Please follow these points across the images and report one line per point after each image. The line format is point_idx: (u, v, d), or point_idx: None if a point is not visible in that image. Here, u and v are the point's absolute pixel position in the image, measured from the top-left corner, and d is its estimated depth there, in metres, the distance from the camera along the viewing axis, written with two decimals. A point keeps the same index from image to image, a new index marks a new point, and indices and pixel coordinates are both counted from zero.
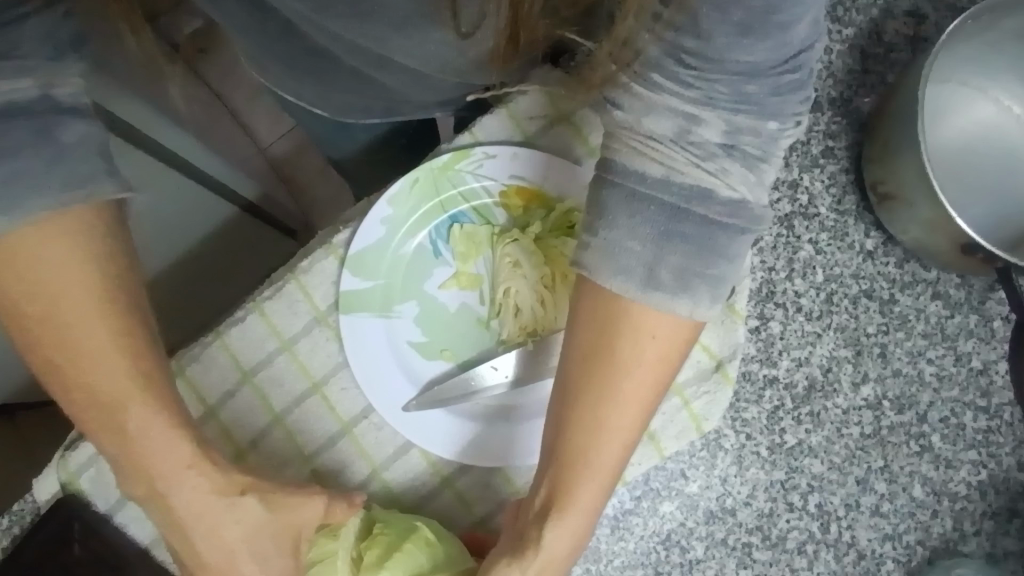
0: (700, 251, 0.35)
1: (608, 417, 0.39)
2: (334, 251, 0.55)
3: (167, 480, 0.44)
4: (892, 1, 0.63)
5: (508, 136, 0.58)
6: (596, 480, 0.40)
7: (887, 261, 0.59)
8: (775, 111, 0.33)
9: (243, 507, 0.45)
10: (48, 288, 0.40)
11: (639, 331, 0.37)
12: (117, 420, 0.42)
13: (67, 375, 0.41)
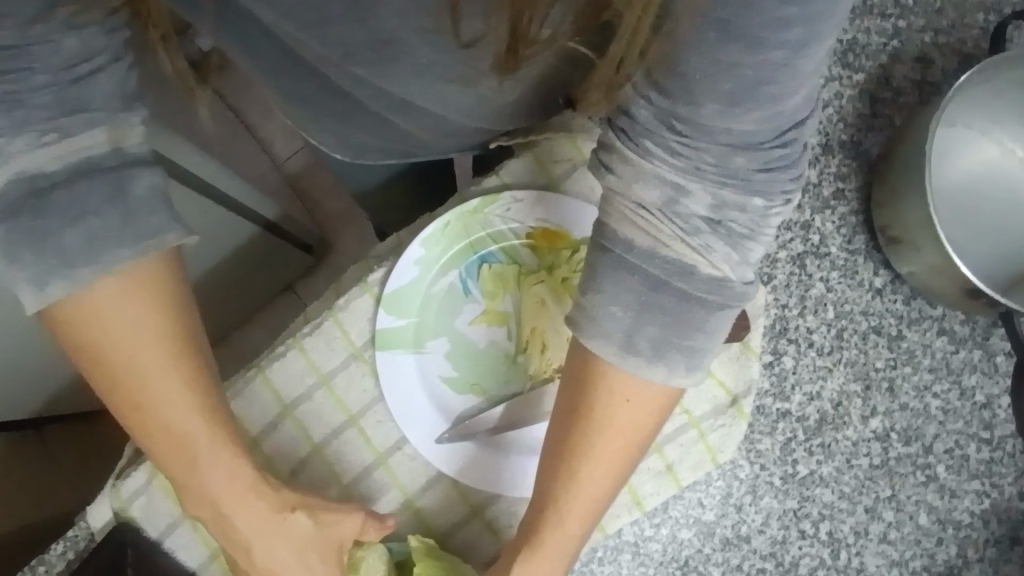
0: (676, 323, 0.38)
1: (586, 473, 0.43)
2: (369, 289, 0.58)
3: (231, 503, 0.48)
4: (900, 48, 0.65)
5: (532, 179, 0.61)
6: (575, 512, 0.45)
7: (895, 298, 0.62)
8: (762, 188, 0.35)
9: (303, 521, 0.49)
10: (122, 339, 0.43)
11: (615, 392, 0.41)
12: (189, 448, 0.45)
13: (141, 417, 0.45)
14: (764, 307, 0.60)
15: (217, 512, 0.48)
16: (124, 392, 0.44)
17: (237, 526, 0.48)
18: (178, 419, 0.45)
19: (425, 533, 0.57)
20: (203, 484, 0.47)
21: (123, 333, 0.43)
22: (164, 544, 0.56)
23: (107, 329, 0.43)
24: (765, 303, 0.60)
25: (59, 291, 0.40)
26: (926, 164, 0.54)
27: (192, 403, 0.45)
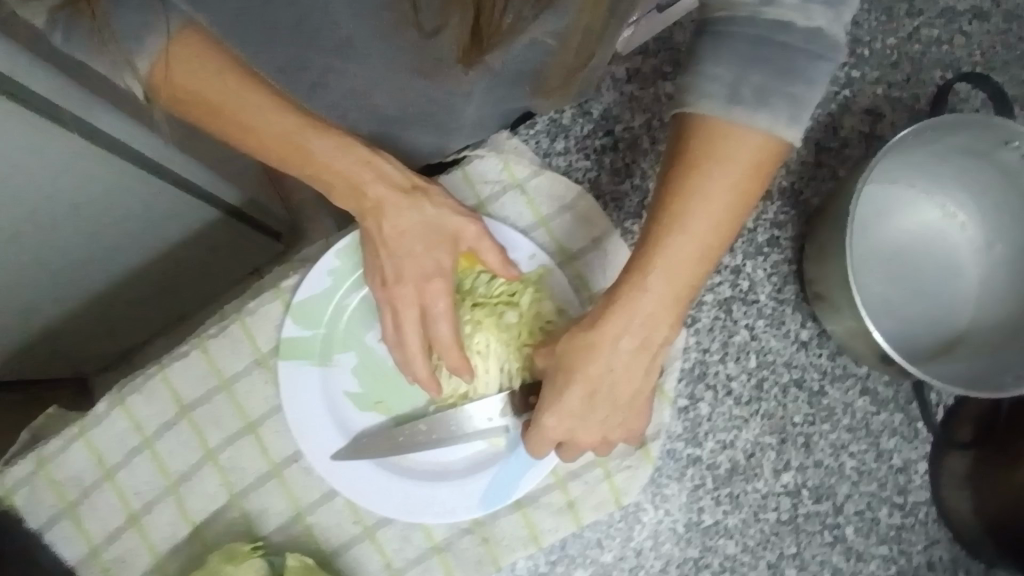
0: (781, 72, 0.41)
1: (694, 215, 0.44)
2: (282, 295, 0.57)
3: (366, 185, 0.52)
4: (852, 98, 0.64)
5: (463, 198, 0.60)
6: (679, 264, 0.45)
7: (819, 352, 0.61)
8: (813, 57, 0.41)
9: (411, 210, 0.52)
10: (269, 120, 0.50)
11: (731, 138, 0.43)
12: (302, 147, 0.50)
13: (283, 153, 0.51)
14: (684, 350, 0.59)
15: (374, 212, 0.52)
16: (222, 119, 0.49)
17: (401, 287, 0.53)
18: (341, 169, 0.51)
19: (312, 551, 0.55)
20: (327, 167, 0.51)
21: (265, 118, 0.50)
22: (43, 537, 0.54)
23: (209, 78, 0.48)
24: (685, 345, 0.59)
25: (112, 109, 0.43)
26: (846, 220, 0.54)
27: (291, 115, 0.50)
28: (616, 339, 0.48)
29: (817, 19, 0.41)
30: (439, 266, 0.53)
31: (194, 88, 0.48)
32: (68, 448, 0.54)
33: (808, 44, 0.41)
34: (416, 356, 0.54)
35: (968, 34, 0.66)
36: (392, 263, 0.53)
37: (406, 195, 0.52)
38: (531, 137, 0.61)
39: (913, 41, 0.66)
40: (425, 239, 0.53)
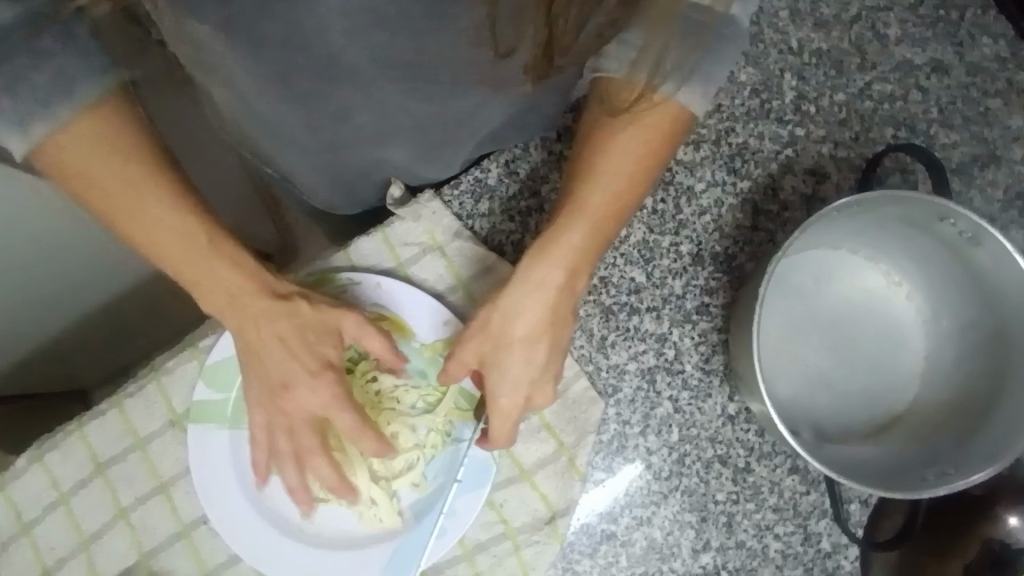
0: (701, 54, 0.45)
1: (603, 171, 0.50)
2: (197, 354, 0.58)
3: (244, 295, 0.51)
4: (795, 158, 0.61)
5: (382, 260, 0.60)
6: (593, 215, 0.50)
7: (747, 427, 0.58)
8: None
9: (291, 318, 0.52)
10: (120, 192, 0.47)
11: (643, 102, 0.48)
12: (194, 253, 0.49)
13: (144, 242, 0.49)
14: (602, 423, 0.58)
15: (250, 321, 0.51)
16: (111, 210, 0.48)
17: (286, 392, 0.53)
18: (198, 259, 0.50)
19: None
20: (208, 272, 0.50)
21: (120, 187, 0.47)
22: None
23: (104, 160, 0.47)
24: (603, 418, 0.58)
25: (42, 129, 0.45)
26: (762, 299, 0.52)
27: (181, 216, 0.49)
28: (539, 288, 0.51)
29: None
30: (324, 366, 0.53)
31: (82, 171, 0.47)
32: None
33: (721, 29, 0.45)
34: (315, 461, 0.55)
35: (925, 89, 0.63)
36: (272, 368, 0.53)
37: (281, 300, 0.51)
38: (455, 198, 0.60)
39: (864, 97, 0.62)
40: (307, 341, 0.52)
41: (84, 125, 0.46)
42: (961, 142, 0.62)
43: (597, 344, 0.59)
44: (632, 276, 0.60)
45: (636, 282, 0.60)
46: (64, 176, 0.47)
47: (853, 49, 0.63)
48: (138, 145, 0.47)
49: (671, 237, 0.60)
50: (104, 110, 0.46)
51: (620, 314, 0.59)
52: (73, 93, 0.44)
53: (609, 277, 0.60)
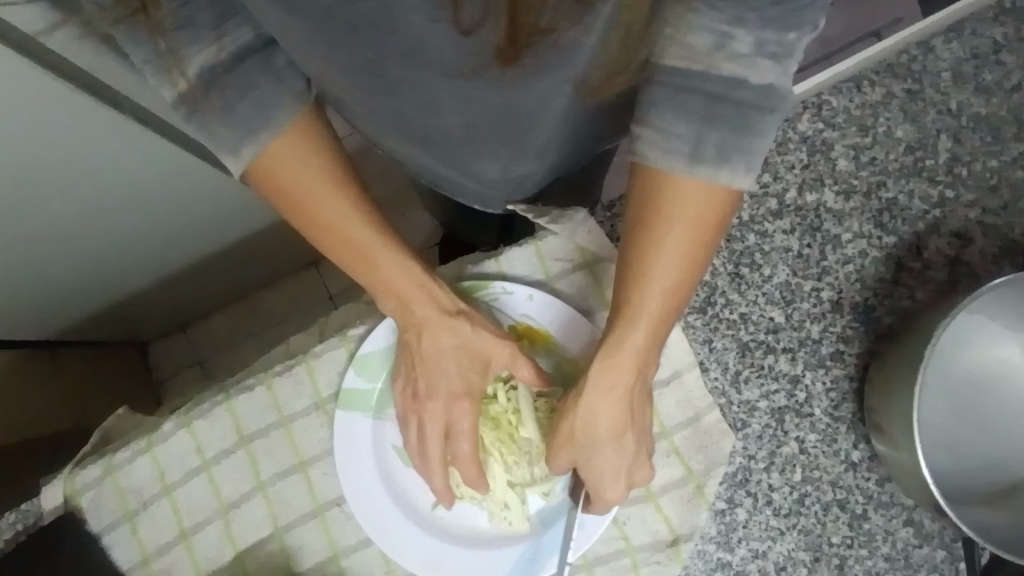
0: (735, 129, 0.44)
1: (657, 269, 0.48)
2: (347, 342, 0.60)
3: (413, 305, 0.55)
4: (942, 219, 0.63)
5: (531, 272, 0.61)
6: (652, 312, 0.49)
7: (869, 476, 0.60)
8: (795, 24, 0.41)
9: (449, 334, 0.55)
10: (314, 195, 0.53)
11: (681, 193, 0.46)
12: (366, 254, 0.54)
13: (333, 244, 0.54)
14: (730, 454, 0.59)
15: (414, 330, 0.55)
16: (305, 219, 0.54)
17: (430, 402, 0.56)
18: (373, 255, 0.54)
19: None
20: (382, 280, 0.55)
21: (309, 185, 0.53)
22: (102, 540, 0.58)
23: (307, 173, 0.52)
24: (732, 450, 0.59)
25: (251, 153, 0.51)
26: (928, 354, 0.54)
27: (365, 228, 0.54)
28: (614, 379, 0.51)
29: (766, 76, 0.42)
30: (469, 388, 0.57)
31: (282, 181, 0.52)
32: (135, 460, 0.58)
33: (761, 99, 0.43)
34: (465, 462, 0.57)
35: None
36: (423, 379, 0.56)
37: (443, 318, 0.55)
38: (608, 219, 0.62)
39: (1016, 166, 0.63)
40: (460, 356, 0.56)
41: (289, 144, 0.52)
42: None
43: (731, 378, 0.61)
44: (772, 315, 0.61)
45: (775, 322, 0.61)
46: (267, 184, 0.53)
47: (1011, 117, 0.64)
48: (334, 163, 0.53)
49: (813, 282, 0.62)
50: (303, 122, 0.52)
51: (757, 351, 0.61)
52: (270, 120, 0.50)
53: (749, 314, 0.61)
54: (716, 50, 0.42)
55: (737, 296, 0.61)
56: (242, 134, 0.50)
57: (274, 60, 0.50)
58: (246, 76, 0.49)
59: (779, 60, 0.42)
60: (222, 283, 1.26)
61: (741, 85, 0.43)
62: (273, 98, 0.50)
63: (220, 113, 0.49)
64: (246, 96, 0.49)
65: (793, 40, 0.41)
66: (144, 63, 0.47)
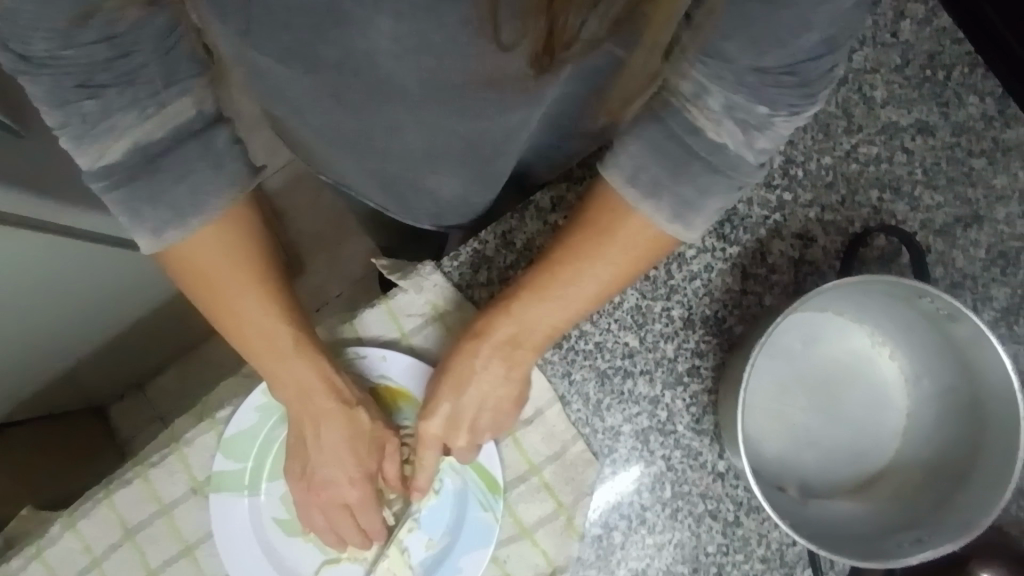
0: (672, 169, 0.48)
1: (571, 284, 0.53)
2: (215, 425, 0.61)
3: (314, 397, 0.56)
4: (782, 222, 0.64)
5: (386, 330, 0.63)
6: (555, 310, 0.54)
7: (736, 484, 0.62)
8: (769, 99, 0.43)
9: (348, 424, 0.58)
10: (225, 285, 0.52)
11: (621, 216, 0.51)
12: (278, 349, 0.55)
13: (239, 329, 0.54)
14: (598, 481, 0.61)
15: (311, 422, 0.57)
16: (215, 303, 0.53)
17: (317, 489, 0.59)
18: (277, 347, 0.55)
19: None
20: (289, 373, 0.56)
21: (228, 278, 0.52)
22: None
23: (224, 263, 0.52)
24: (599, 477, 0.61)
25: (173, 238, 0.50)
26: (750, 371, 0.56)
27: (281, 323, 0.55)
28: (491, 360, 0.56)
29: (723, 136, 0.46)
30: (363, 477, 0.59)
31: (200, 269, 0.52)
32: (26, 567, 0.60)
33: (709, 155, 0.47)
34: (348, 534, 0.59)
35: (910, 150, 0.64)
36: (314, 465, 0.59)
37: (343, 410, 0.58)
38: (454, 268, 0.63)
39: (850, 159, 0.64)
40: (354, 449, 0.59)
41: (213, 234, 0.51)
42: (944, 202, 0.64)
43: (594, 407, 0.62)
44: (626, 340, 0.63)
45: (630, 346, 0.63)
46: (180, 270, 0.52)
47: (840, 111, 0.65)
48: (259, 259, 0.53)
49: (662, 302, 0.63)
50: (237, 221, 0.52)
51: (615, 378, 0.62)
52: (201, 209, 0.49)
53: (605, 343, 0.63)
54: (692, 98, 0.45)
55: (591, 326, 0.63)
56: (171, 216, 0.49)
57: (215, 142, 0.49)
58: (185, 161, 0.48)
59: (744, 126, 0.45)
60: (166, 342, 1.27)
61: (697, 134, 0.46)
62: (212, 182, 0.49)
63: (152, 190, 0.48)
64: (182, 180, 0.48)
65: (764, 114, 0.44)
66: (64, 125, 0.44)
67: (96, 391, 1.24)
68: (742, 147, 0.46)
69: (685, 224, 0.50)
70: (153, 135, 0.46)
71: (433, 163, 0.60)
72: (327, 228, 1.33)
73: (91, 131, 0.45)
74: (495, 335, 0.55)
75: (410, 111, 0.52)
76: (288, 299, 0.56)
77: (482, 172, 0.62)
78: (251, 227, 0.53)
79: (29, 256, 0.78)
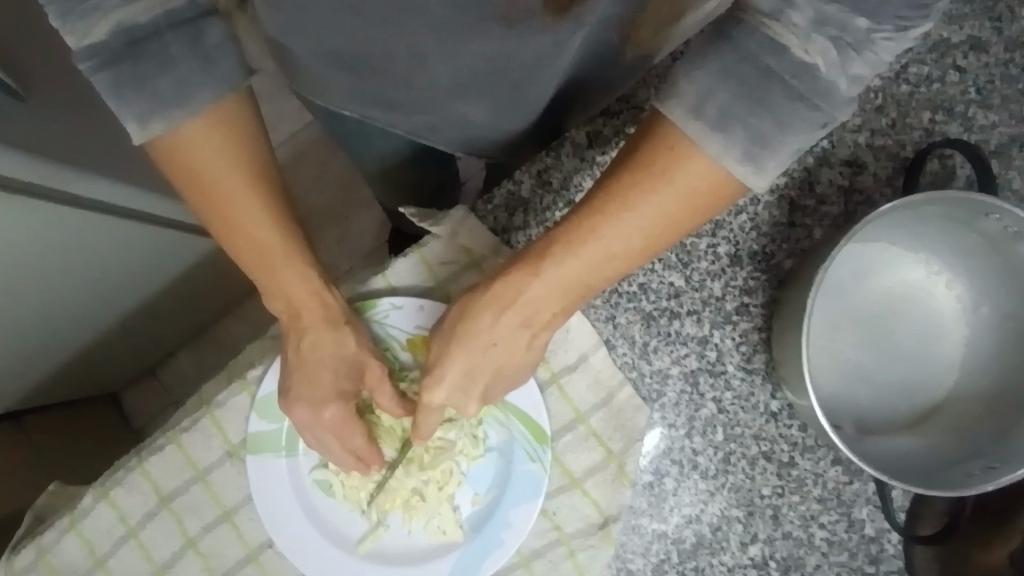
0: (758, 83, 0.40)
1: (609, 238, 0.46)
2: (248, 387, 0.59)
3: (305, 308, 0.52)
4: (830, 149, 0.60)
5: (420, 281, 0.61)
6: (588, 261, 0.47)
7: (790, 424, 0.60)
8: (870, 10, 0.36)
9: (337, 343, 0.54)
10: (211, 176, 0.47)
11: (683, 159, 0.43)
12: (271, 252, 0.50)
13: (228, 227, 0.49)
14: (648, 428, 0.59)
15: (298, 334, 0.53)
16: (208, 199, 0.48)
17: (295, 404, 0.54)
18: (269, 250, 0.50)
19: None
20: (281, 282, 0.51)
21: (217, 170, 0.47)
22: None
23: (219, 168, 0.47)
24: (649, 424, 0.59)
25: (160, 128, 0.44)
26: (810, 303, 0.53)
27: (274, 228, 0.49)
28: (504, 310, 0.50)
29: (813, 57, 0.38)
30: (338, 396, 0.55)
31: (191, 167, 0.47)
32: (61, 540, 0.58)
33: (792, 80, 0.39)
34: (342, 457, 0.57)
35: (962, 69, 0.61)
36: (298, 381, 0.54)
37: (333, 325, 0.53)
38: (487, 212, 0.60)
39: (899, 81, 0.61)
40: (336, 369, 0.55)
41: (206, 127, 0.46)
42: (999, 122, 0.61)
43: (640, 350, 0.60)
44: (671, 280, 0.60)
45: (676, 286, 0.60)
46: (171, 160, 0.46)
47: None
48: (257, 158, 0.48)
49: (708, 239, 0.60)
50: (229, 110, 0.46)
51: (661, 319, 0.60)
52: (188, 102, 0.44)
53: (648, 284, 0.60)
54: (773, 16, 0.39)
55: (633, 267, 0.60)
56: (155, 106, 0.43)
57: (206, 35, 0.43)
58: (171, 49, 0.43)
59: (838, 44, 0.37)
60: (178, 320, 1.24)
61: (781, 55, 0.39)
62: (202, 77, 0.44)
63: (137, 81, 0.43)
64: (168, 70, 0.43)
65: (864, 29, 0.37)
66: (48, 4, 0.39)
67: (110, 372, 1.21)
68: (835, 71, 0.39)
69: (759, 163, 0.42)
70: (138, 20, 0.41)
71: (460, 97, 0.54)
72: (337, 196, 1.29)
73: (75, 8, 0.40)
74: (520, 286, 0.48)
75: (433, 32, 0.45)
76: (286, 203, 0.51)
77: (514, 115, 0.58)
78: (246, 120, 0.48)
79: (40, 227, 0.74)
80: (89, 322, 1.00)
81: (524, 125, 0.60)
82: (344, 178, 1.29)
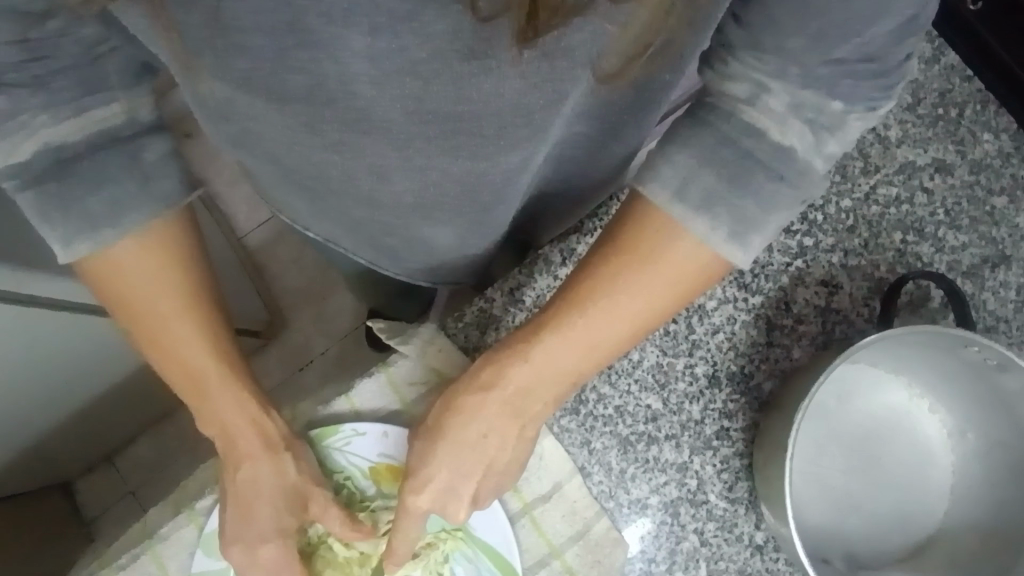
0: (730, 181, 0.42)
1: (599, 323, 0.46)
2: (194, 518, 0.54)
3: (239, 433, 0.50)
4: (806, 269, 0.60)
5: (386, 402, 0.58)
6: (578, 345, 0.47)
7: (776, 556, 0.56)
8: (843, 94, 0.39)
9: (275, 472, 0.51)
10: (140, 298, 0.46)
11: (670, 243, 0.44)
12: (204, 376, 0.48)
13: (158, 350, 0.47)
14: (626, 564, 0.55)
15: (234, 462, 0.50)
16: (136, 322, 0.47)
17: (229, 536, 0.51)
18: (200, 374, 0.48)
19: None
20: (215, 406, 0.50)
21: (148, 295, 0.46)
22: None
23: (149, 288, 0.46)
24: (627, 559, 0.55)
25: (85, 248, 0.43)
26: (795, 437, 0.51)
27: (207, 352, 0.48)
28: (490, 399, 0.49)
29: (791, 139, 0.41)
30: (274, 527, 0.52)
31: (118, 289, 0.45)
32: None
33: (771, 161, 0.41)
34: None
35: (930, 190, 0.62)
36: (231, 511, 0.51)
37: (270, 451, 0.51)
38: (458, 330, 0.57)
39: (870, 201, 0.61)
40: (273, 498, 0.51)
41: (135, 250, 0.45)
42: (970, 243, 0.61)
43: (617, 479, 0.57)
44: (649, 403, 0.57)
45: (653, 409, 0.57)
46: (97, 281, 0.45)
47: (856, 152, 0.62)
48: (192, 282, 0.47)
49: (685, 359, 0.58)
50: (160, 235, 0.45)
51: (639, 445, 0.57)
52: (121, 222, 0.43)
53: (625, 407, 0.57)
54: (748, 100, 0.40)
55: (609, 389, 0.58)
56: (84, 226, 0.42)
57: (143, 154, 0.43)
58: (104, 169, 0.42)
59: (813, 127, 0.40)
60: (138, 411, 1.18)
61: (759, 138, 0.41)
62: (137, 198, 0.43)
63: (65, 200, 0.42)
64: (99, 189, 0.42)
65: (839, 111, 0.40)
66: None
67: (60, 466, 1.14)
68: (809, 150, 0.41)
69: (741, 243, 0.43)
70: (76, 136, 0.41)
71: (424, 216, 0.52)
72: (313, 284, 1.27)
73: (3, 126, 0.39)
74: (508, 366, 0.48)
75: (392, 153, 0.44)
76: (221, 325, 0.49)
77: (486, 231, 0.57)
78: (179, 244, 0.46)
79: None
80: (37, 417, 0.95)
81: (495, 237, 0.59)
82: (321, 266, 1.27)
